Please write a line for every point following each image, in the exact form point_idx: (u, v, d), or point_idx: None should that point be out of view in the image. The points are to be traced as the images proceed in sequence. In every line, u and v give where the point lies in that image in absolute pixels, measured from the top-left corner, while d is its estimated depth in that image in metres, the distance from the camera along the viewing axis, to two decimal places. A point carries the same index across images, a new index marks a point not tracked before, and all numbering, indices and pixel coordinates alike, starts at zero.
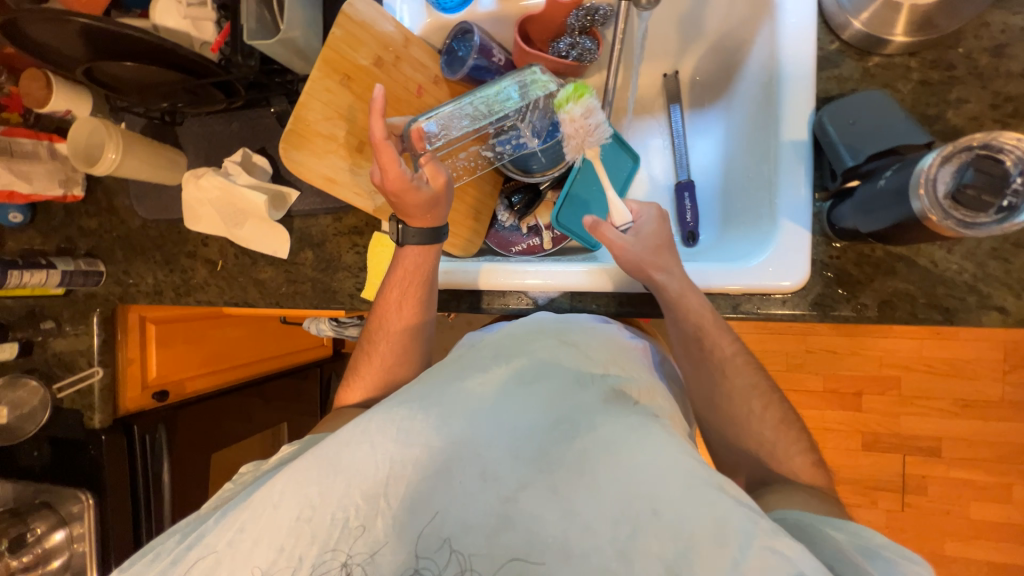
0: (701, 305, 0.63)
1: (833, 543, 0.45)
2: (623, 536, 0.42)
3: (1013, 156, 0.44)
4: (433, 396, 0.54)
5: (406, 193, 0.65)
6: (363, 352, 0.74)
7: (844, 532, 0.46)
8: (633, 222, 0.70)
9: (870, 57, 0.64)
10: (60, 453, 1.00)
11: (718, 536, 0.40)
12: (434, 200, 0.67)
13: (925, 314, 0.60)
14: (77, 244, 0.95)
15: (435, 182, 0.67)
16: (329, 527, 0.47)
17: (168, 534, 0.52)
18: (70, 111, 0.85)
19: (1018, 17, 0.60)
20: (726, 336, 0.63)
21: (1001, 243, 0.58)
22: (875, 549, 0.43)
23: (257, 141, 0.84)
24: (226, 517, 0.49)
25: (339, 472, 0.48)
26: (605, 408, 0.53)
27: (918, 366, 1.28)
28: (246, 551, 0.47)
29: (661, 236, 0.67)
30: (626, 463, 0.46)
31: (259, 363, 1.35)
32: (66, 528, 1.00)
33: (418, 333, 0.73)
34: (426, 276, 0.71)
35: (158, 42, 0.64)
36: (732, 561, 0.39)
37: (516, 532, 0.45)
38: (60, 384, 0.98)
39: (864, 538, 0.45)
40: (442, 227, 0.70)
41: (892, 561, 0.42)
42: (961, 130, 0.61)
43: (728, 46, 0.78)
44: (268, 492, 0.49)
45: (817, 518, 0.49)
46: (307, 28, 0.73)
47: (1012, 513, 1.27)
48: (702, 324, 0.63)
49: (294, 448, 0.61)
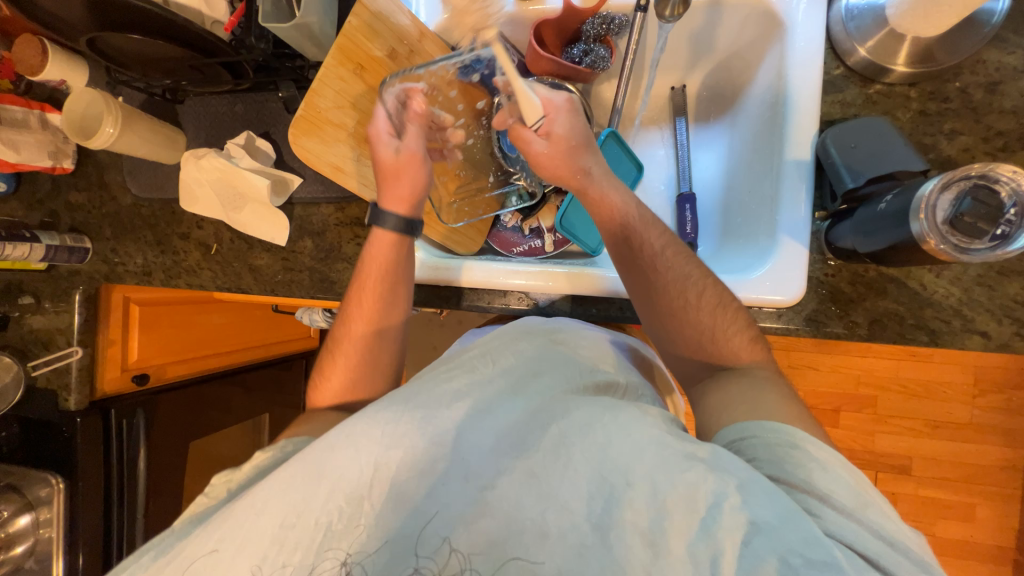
0: (621, 194, 0.68)
1: (765, 447, 0.49)
2: (598, 511, 0.44)
3: (1008, 187, 0.47)
4: (412, 394, 0.52)
5: (377, 152, 0.70)
6: (329, 352, 0.72)
7: (770, 430, 0.50)
8: (545, 119, 0.65)
9: (872, 84, 0.66)
10: (30, 434, 0.97)
11: (689, 503, 0.42)
12: (397, 166, 0.70)
13: (912, 334, 0.63)
14: (62, 218, 0.92)
15: (403, 149, 0.70)
16: (313, 531, 0.46)
17: (142, 553, 0.49)
18: (64, 81, 0.82)
19: (1011, 57, 0.63)
20: (653, 231, 0.65)
21: (987, 270, 0.61)
22: (802, 444, 0.48)
23: (262, 125, 0.82)
24: (206, 528, 0.47)
25: (323, 477, 0.47)
26: (583, 396, 0.53)
27: (894, 386, 1.33)
28: (226, 562, 0.45)
29: (576, 134, 0.67)
30: (599, 442, 0.46)
31: (245, 351, 1.32)
32: (33, 513, 0.96)
33: (383, 324, 0.72)
34: (393, 270, 0.71)
35: (169, 17, 0.62)
36: (701, 524, 0.41)
37: (493, 518, 0.45)
38: (35, 361, 0.94)
39: (791, 433, 0.49)
40: (417, 220, 0.72)
41: (814, 455, 0.47)
42: (954, 160, 0.64)
43: (737, 65, 0.80)
44: (250, 500, 0.47)
45: (745, 426, 0.52)
46: (323, 15, 0.72)
47: (976, 532, 1.32)
48: (624, 211, 0.66)
49: (267, 454, 0.59)
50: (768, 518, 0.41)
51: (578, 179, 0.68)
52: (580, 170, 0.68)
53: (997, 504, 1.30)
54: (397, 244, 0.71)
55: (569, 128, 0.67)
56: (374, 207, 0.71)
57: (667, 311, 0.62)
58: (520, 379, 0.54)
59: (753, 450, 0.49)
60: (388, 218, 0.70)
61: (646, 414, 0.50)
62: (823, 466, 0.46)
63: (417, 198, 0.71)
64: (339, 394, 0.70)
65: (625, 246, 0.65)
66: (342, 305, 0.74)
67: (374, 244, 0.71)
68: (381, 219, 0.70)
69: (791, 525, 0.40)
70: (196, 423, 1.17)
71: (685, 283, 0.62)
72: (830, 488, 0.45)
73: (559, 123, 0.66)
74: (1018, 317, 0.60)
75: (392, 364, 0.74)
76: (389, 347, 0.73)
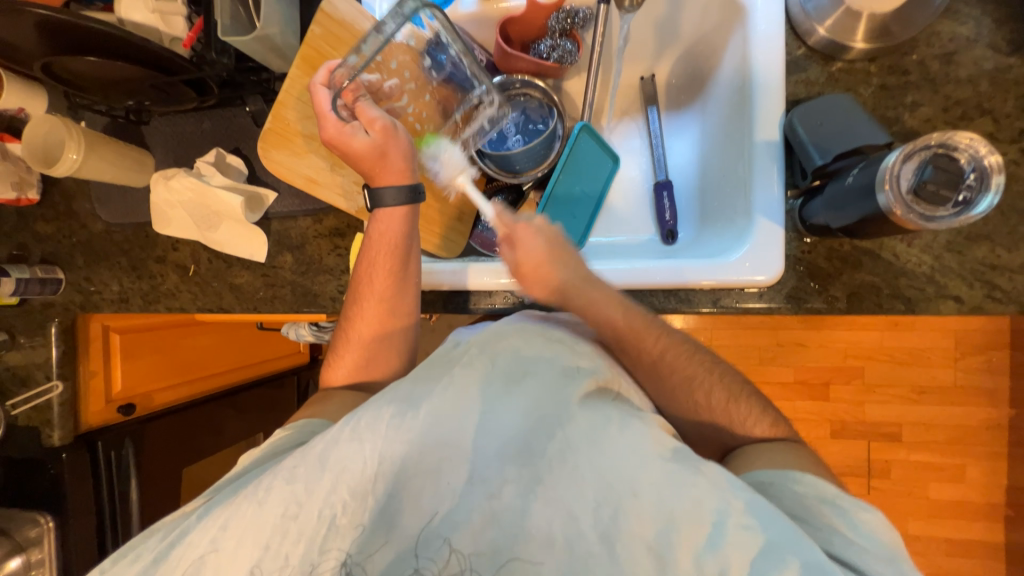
0: (612, 299, 0.62)
1: (793, 496, 0.47)
2: (606, 520, 0.44)
3: (967, 154, 0.48)
4: (417, 384, 0.51)
5: (350, 145, 0.65)
6: (342, 329, 0.73)
7: (801, 483, 0.48)
8: (511, 238, 0.65)
9: (834, 62, 0.68)
10: (16, 474, 0.94)
11: (696, 517, 0.42)
12: (380, 148, 0.66)
13: (889, 304, 0.64)
14: (32, 250, 0.90)
15: (373, 129, 0.65)
16: (316, 524, 0.45)
17: (150, 532, 0.48)
18: (23, 109, 0.80)
19: (963, 27, 0.65)
20: (649, 337, 0.61)
21: (956, 236, 0.63)
22: (832, 500, 0.46)
23: (231, 141, 0.81)
24: (209, 514, 0.46)
25: (326, 469, 0.46)
26: (591, 396, 0.50)
27: (879, 356, 1.35)
28: (230, 550, 0.45)
29: (540, 254, 0.64)
30: (608, 452, 0.45)
31: (233, 372, 1.30)
32: (22, 555, 0.92)
33: (399, 299, 0.71)
34: (402, 246, 0.69)
35: (124, 36, 0.60)
36: (710, 540, 0.41)
37: (501, 526, 0.45)
38: (14, 400, 0.90)
39: (820, 488, 0.47)
40: (418, 185, 0.70)
41: (850, 510, 0.45)
42: (916, 131, 0.65)
43: (702, 52, 0.81)
44: (254, 487, 0.46)
45: (775, 472, 0.50)
46: (285, 26, 0.71)
47: (967, 491, 1.35)
48: (611, 319, 0.61)
49: (284, 432, 0.60)
50: (775, 536, 0.40)
51: (558, 296, 0.64)
52: (557, 289, 0.63)
53: (986, 462, 1.34)
54: (406, 219, 0.70)
55: (530, 252, 0.64)
56: (370, 191, 0.68)
57: (631, 318, 0.61)
58: (522, 373, 0.52)
59: (779, 493, 0.48)
60: (385, 193, 0.68)
61: (653, 423, 0.48)
62: (854, 522, 0.44)
63: (411, 164, 0.69)
64: (353, 372, 0.72)
65: (623, 346, 0.63)
66: (353, 282, 0.72)
67: (382, 221, 0.69)
68: (382, 198, 0.68)
69: (799, 542, 0.40)
70: (188, 450, 1.15)
71: (688, 383, 0.60)
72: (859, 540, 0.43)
73: (520, 250, 0.64)
74: (989, 279, 0.62)
75: (401, 348, 0.74)
76: (401, 325, 0.72)
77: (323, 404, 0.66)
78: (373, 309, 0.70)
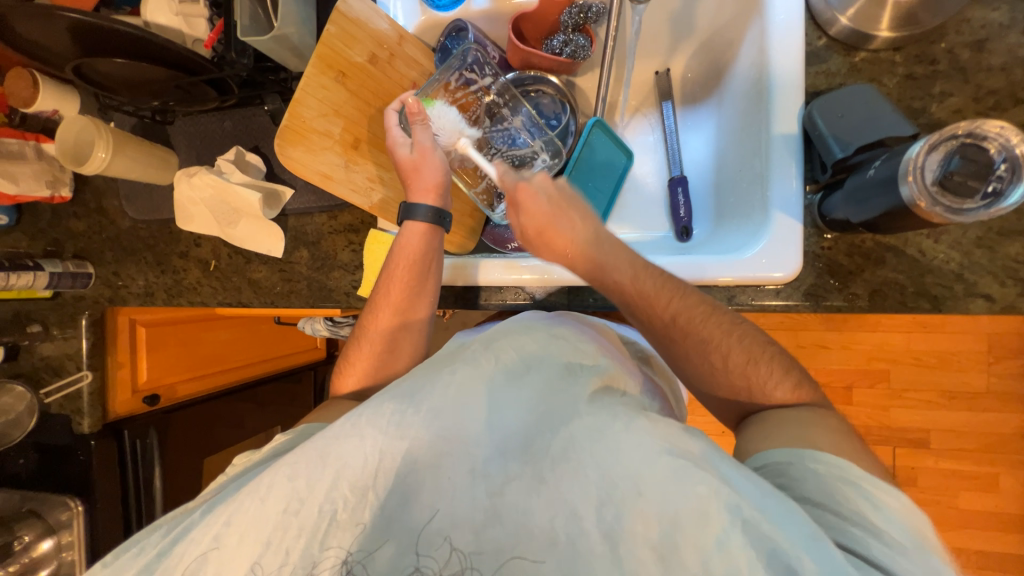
0: (626, 266, 0.62)
1: (815, 477, 0.44)
2: (608, 518, 0.43)
3: (996, 144, 0.47)
4: (417, 383, 0.52)
5: (394, 155, 0.71)
6: (356, 340, 0.74)
7: (822, 462, 0.45)
8: (518, 203, 0.65)
9: (857, 52, 0.66)
10: (48, 459, 0.98)
11: (699, 516, 0.40)
12: (415, 163, 0.70)
13: (914, 302, 0.62)
14: (65, 246, 0.93)
15: (417, 148, 0.70)
16: (317, 519, 0.46)
17: (153, 529, 0.50)
18: (57, 111, 0.84)
19: (996, 13, 0.62)
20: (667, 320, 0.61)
21: (986, 232, 0.60)
22: (852, 481, 0.44)
23: (251, 139, 0.83)
24: (211, 512, 0.48)
25: (327, 464, 0.47)
26: (594, 395, 0.50)
27: (907, 359, 1.30)
28: (233, 546, 0.46)
29: (543, 214, 0.64)
30: (609, 447, 0.45)
31: (251, 366, 1.34)
32: (54, 537, 0.98)
33: (413, 307, 0.71)
34: (421, 262, 0.70)
35: (148, 37, 0.62)
36: (715, 538, 0.40)
37: (502, 524, 0.45)
38: (47, 389, 0.94)
39: (842, 467, 0.45)
40: (446, 213, 0.72)
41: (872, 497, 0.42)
42: (945, 122, 0.63)
43: (718, 44, 0.80)
44: (256, 485, 0.47)
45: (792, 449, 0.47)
46: (301, 25, 0.73)
47: (1002, 502, 1.29)
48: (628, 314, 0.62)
49: (285, 437, 0.60)
50: (790, 528, 0.39)
51: (571, 263, 0.65)
52: (566, 256, 0.65)
53: (1020, 472, 1.28)
54: (428, 236, 0.71)
55: (534, 215, 0.65)
56: (403, 203, 0.71)
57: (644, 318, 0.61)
58: (525, 374, 0.52)
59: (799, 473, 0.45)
60: (419, 211, 0.70)
61: (661, 420, 0.48)
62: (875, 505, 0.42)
63: (441, 188, 0.72)
64: (362, 379, 0.72)
65: (641, 323, 0.62)
66: (373, 292, 0.74)
67: (404, 235, 0.71)
68: (413, 213, 0.70)
69: (811, 542, 0.38)
70: (210, 440, 1.19)
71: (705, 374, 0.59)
72: (883, 528, 0.41)
73: (524, 215, 0.65)
74: (1022, 277, 0.59)
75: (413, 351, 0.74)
76: (415, 332, 0.72)
77: (324, 411, 0.67)
78: (389, 319, 0.71)
